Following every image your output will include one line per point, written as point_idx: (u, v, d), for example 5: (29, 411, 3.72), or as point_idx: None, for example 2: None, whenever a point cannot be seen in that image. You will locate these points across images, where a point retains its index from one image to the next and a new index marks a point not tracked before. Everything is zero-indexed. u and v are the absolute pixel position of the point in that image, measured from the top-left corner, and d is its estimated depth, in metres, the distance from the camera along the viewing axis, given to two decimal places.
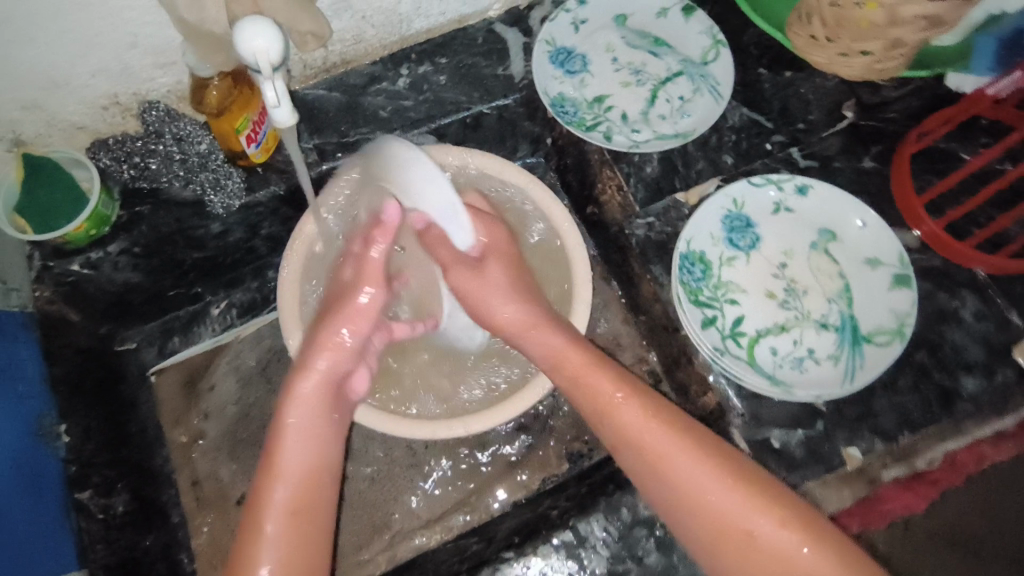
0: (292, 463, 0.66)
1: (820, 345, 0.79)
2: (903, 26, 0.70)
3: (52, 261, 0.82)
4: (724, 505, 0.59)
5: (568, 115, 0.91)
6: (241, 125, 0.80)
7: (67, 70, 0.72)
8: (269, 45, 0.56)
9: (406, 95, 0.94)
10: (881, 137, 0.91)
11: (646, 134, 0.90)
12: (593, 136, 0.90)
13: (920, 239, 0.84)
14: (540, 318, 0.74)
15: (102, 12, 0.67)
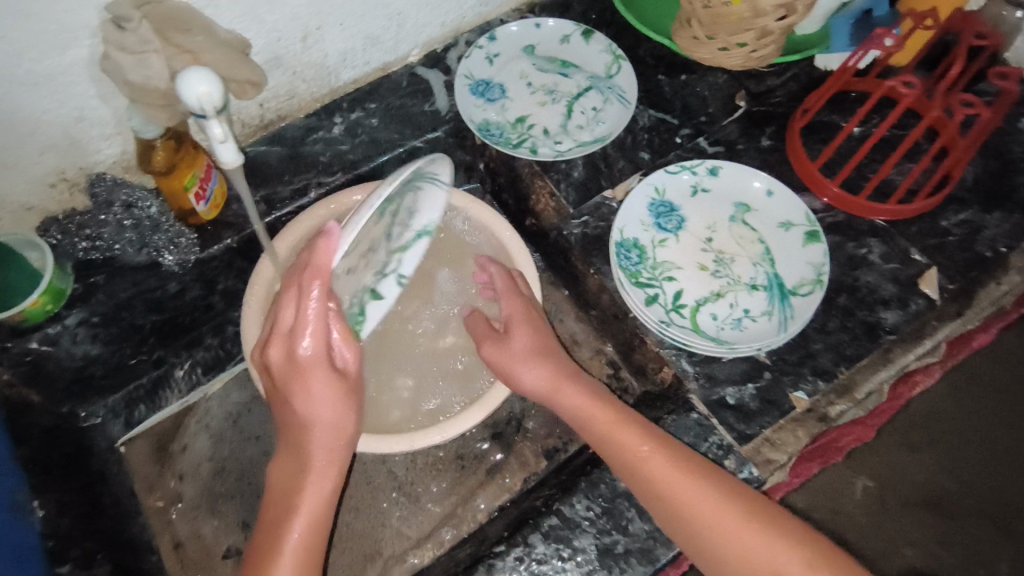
0: (309, 504, 0.67)
1: (754, 304, 0.86)
2: (767, 17, 0.82)
3: (10, 342, 0.84)
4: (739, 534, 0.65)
5: (495, 136, 1.00)
6: (190, 182, 0.85)
7: (16, 151, 0.76)
8: (211, 89, 0.62)
9: (343, 140, 1.00)
10: (771, 117, 1.02)
11: (567, 143, 1.00)
12: (520, 151, 0.98)
13: (824, 201, 0.94)
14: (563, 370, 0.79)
15: (50, 90, 0.72)
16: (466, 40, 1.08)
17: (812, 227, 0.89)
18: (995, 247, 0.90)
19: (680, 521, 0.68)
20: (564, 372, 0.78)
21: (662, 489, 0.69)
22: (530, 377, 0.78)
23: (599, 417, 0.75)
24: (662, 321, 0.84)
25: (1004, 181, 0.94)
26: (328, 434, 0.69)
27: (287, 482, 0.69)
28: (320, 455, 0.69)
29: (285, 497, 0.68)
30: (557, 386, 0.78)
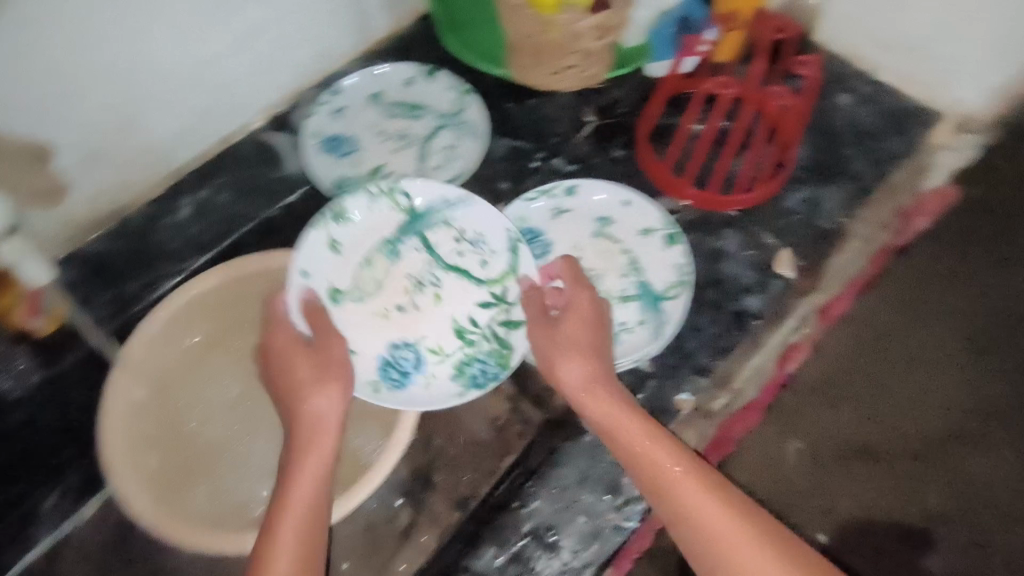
0: (292, 531, 0.66)
1: (628, 316, 0.87)
2: (587, 40, 0.85)
3: None
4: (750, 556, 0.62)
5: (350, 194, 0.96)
6: (10, 301, 0.82)
7: None
8: None
9: (192, 223, 0.96)
10: (621, 127, 1.04)
11: None
12: None
13: (678, 201, 0.97)
14: (602, 376, 0.77)
15: None
16: (308, 96, 1.05)
17: (671, 232, 0.91)
18: (835, 218, 0.96)
19: (694, 528, 0.65)
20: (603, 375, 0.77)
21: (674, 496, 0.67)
22: (574, 377, 0.77)
23: (614, 419, 0.74)
24: (500, 368, 0.86)
25: (832, 155, 1.01)
26: (317, 455, 0.72)
27: (275, 508, 0.69)
28: (311, 471, 0.71)
29: (271, 522, 0.67)
30: (594, 389, 0.76)
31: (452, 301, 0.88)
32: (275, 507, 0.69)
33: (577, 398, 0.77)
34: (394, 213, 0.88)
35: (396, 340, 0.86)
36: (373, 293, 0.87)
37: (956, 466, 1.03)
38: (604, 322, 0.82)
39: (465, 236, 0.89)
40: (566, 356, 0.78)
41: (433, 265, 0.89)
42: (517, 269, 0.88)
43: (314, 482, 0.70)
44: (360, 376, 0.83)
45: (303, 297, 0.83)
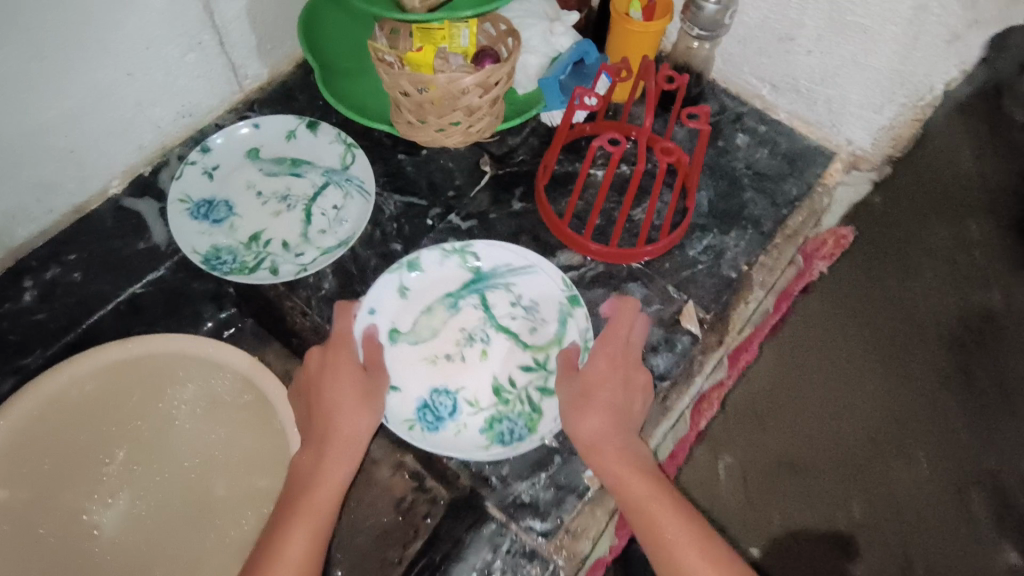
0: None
1: (538, 390, 0.79)
2: (470, 95, 0.79)
3: None
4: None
5: (226, 265, 0.87)
6: None
7: None
8: None
9: (38, 308, 0.84)
10: (519, 179, 0.99)
11: (312, 253, 0.89)
12: (259, 276, 0.86)
13: (582, 255, 0.93)
14: (618, 413, 0.72)
15: None
16: (177, 155, 0.96)
17: (565, 307, 0.83)
18: (738, 266, 0.93)
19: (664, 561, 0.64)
20: (622, 426, 0.72)
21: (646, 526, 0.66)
22: (588, 426, 0.72)
23: (620, 454, 0.70)
24: (528, 432, 0.77)
25: (733, 199, 0.99)
26: (312, 499, 0.67)
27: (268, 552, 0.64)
28: (307, 514, 0.66)
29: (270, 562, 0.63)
30: (612, 433, 0.71)
31: (498, 360, 0.81)
32: (273, 550, 0.64)
33: (584, 432, 0.72)
34: (461, 270, 0.85)
35: (438, 386, 0.79)
36: (428, 340, 0.82)
37: (886, 481, 0.95)
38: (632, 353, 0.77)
39: (521, 302, 0.84)
40: (587, 406, 0.73)
41: (485, 323, 0.83)
42: (565, 339, 0.82)
43: (309, 526, 0.65)
44: (395, 412, 0.77)
45: (365, 330, 0.80)
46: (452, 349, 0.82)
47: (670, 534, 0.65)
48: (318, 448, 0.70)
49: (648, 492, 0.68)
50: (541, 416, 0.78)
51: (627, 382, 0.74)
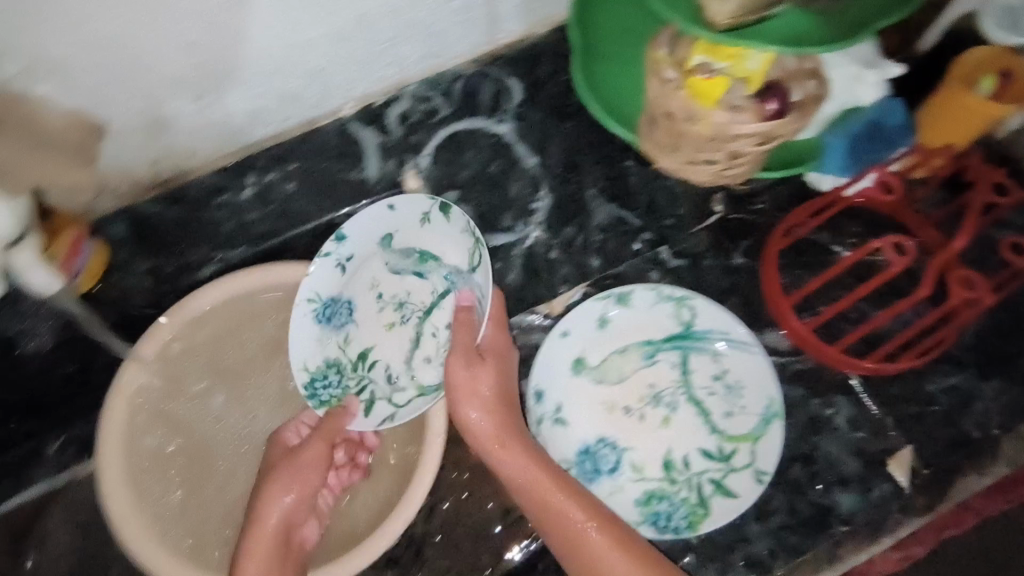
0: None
1: (706, 483, 0.72)
2: (742, 142, 0.67)
3: None
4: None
5: (329, 388, 0.80)
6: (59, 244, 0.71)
7: None
8: None
9: (251, 207, 0.88)
10: (749, 230, 0.87)
11: (409, 391, 0.79)
12: (354, 411, 0.79)
13: (791, 341, 0.81)
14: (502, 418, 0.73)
15: None
16: (411, 93, 0.91)
17: (772, 407, 0.73)
18: (986, 428, 0.76)
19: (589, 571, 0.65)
20: (514, 427, 0.72)
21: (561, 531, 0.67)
22: (484, 429, 0.72)
23: (524, 457, 0.70)
24: (687, 526, 0.70)
25: (1012, 341, 0.79)
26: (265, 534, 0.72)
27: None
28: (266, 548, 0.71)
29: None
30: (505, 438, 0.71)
31: (679, 432, 0.74)
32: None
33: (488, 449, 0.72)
34: (671, 321, 0.78)
35: (607, 435, 0.75)
36: (611, 384, 0.76)
37: None
38: (508, 366, 0.76)
39: (725, 378, 0.76)
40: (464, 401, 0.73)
41: (677, 388, 0.76)
42: (760, 440, 0.73)
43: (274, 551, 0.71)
44: (555, 447, 0.74)
45: (555, 353, 0.76)
46: (633, 403, 0.76)
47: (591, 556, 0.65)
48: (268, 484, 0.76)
49: (551, 484, 0.68)
50: (706, 515, 0.70)
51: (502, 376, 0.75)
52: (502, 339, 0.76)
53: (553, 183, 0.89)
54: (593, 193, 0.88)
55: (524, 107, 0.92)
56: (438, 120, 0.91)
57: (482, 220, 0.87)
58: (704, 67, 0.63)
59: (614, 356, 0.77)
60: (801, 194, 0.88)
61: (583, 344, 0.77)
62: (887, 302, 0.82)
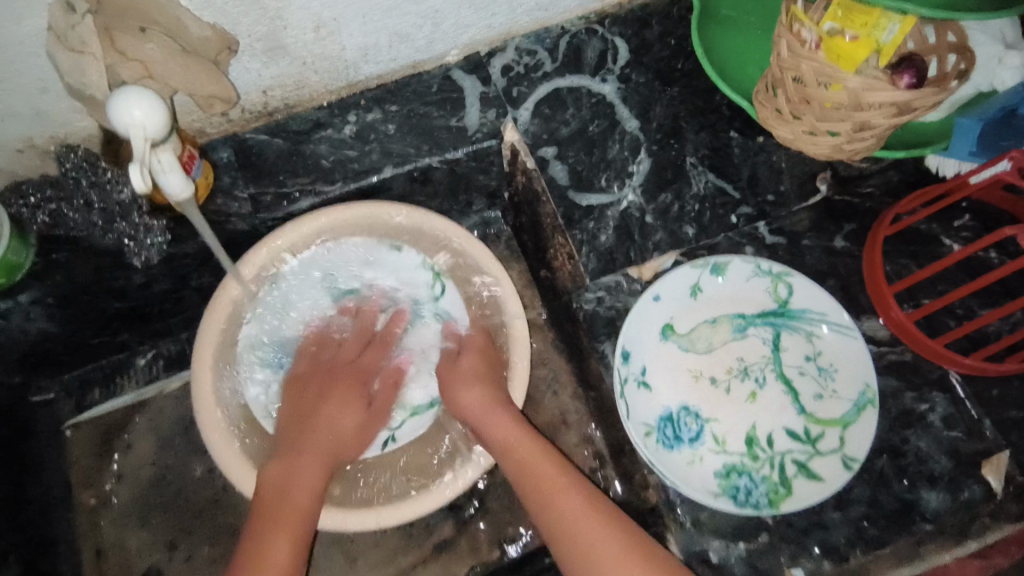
0: (307, 491, 0.71)
1: (790, 463, 0.70)
2: (874, 112, 0.65)
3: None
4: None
5: None
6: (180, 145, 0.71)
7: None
8: (147, 120, 0.54)
9: (351, 144, 0.87)
10: (853, 214, 0.84)
11: (393, 413, 0.83)
12: None
13: (888, 330, 0.78)
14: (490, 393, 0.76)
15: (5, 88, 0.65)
16: (515, 46, 0.90)
17: (867, 394, 0.71)
18: None
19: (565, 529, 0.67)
20: (497, 401, 0.75)
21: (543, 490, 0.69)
22: (469, 404, 0.76)
23: (503, 429, 0.73)
24: (767, 503, 0.69)
25: None
26: (322, 439, 0.75)
27: (280, 479, 0.71)
28: (317, 450, 0.74)
29: (281, 490, 0.70)
30: (489, 409, 0.75)
31: (765, 409, 0.73)
32: (274, 481, 0.71)
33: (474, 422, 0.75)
34: (766, 297, 0.76)
35: (690, 404, 0.73)
36: (699, 353, 0.75)
37: None
38: (494, 352, 0.80)
39: (819, 360, 0.74)
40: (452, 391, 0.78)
41: (767, 364, 0.75)
42: (851, 426, 0.71)
43: (321, 459, 0.74)
44: (638, 410, 0.72)
45: (645, 315, 0.75)
46: (718, 375, 0.74)
47: (558, 521, 0.66)
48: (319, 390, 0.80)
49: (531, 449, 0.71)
50: (788, 495, 0.69)
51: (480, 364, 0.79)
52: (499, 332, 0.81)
53: (652, 148, 0.87)
54: (692, 162, 0.86)
55: (630, 69, 0.90)
56: (542, 74, 0.90)
57: (577, 179, 0.86)
58: (839, 34, 0.63)
59: (703, 326, 0.76)
60: (912, 182, 0.84)
61: (675, 310, 0.76)
62: (997, 301, 0.78)
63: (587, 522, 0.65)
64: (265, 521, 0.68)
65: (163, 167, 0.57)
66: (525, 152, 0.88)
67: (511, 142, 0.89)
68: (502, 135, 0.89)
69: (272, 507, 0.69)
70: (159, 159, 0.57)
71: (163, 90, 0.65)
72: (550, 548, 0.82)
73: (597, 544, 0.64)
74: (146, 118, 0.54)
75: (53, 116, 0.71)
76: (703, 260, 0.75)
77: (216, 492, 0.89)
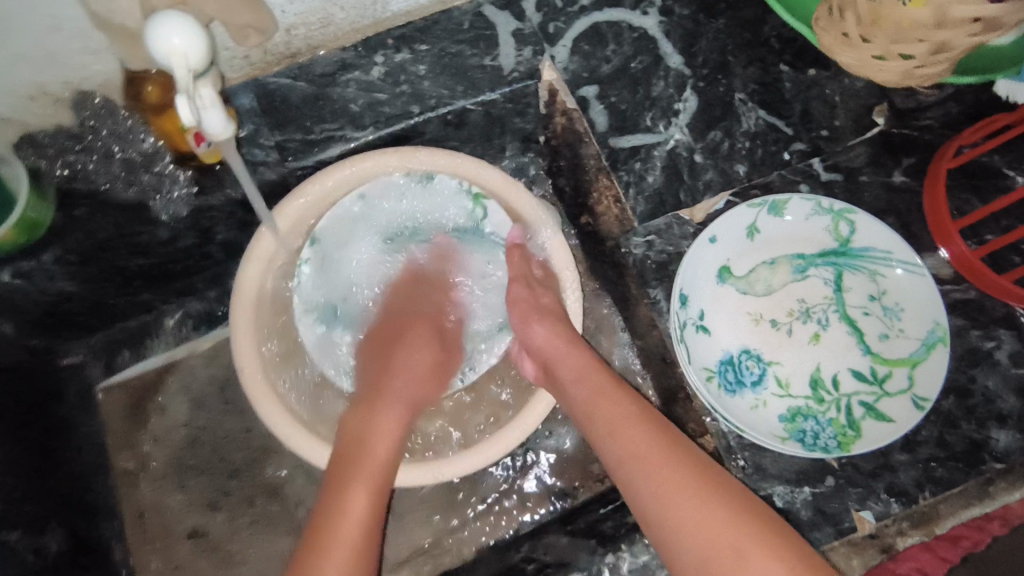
0: (386, 445, 0.68)
1: (858, 406, 0.68)
2: (958, 31, 0.61)
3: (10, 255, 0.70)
4: (702, 517, 0.55)
5: None
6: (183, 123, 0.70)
7: (6, 83, 0.64)
8: (186, 48, 0.49)
9: (381, 86, 0.82)
10: (912, 148, 0.80)
11: (469, 349, 0.82)
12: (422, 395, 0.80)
13: (951, 268, 0.75)
14: (567, 334, 0.72)
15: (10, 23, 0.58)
16: None
17: (937, 332, 0.68)
18: None
19: (627, 455, 0.61)
20: (576, 340, 0.71)
21: (616, 416, 0.64)
22: (539, 343, 0.72)
23: (579, 363, 0.69)
24: (836, 446, 0.67)
25: None
26: (397, 397, 0.72)
27: (356, 435, 0.68)
28: (376, 455, 0.66)
29: (361, 441, 0.67)
30: (562, 344, 0.71)
31: (831, 349, 0.71)
32: (353, 436, 0.68)
33: (548, 359, 0.71)
34: (826, 236, 0.73)
35: (751, 347, 0.71)
36: (759, 296, 0.72)
37: None
38: (556, 293, 0.77)
39: (884, 299, 0.71)
40: (528, 322, 0.73)
41: (830, 305, 0.72)
42: (920, 365, 0.68)
43: (380, 457, 0.66)
44: (699, 354, 0.70)
45: (701, 258, 0.72)
46: (781, 317, 0.72)
47: (630, 449, 0.61)
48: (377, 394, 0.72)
49: (616, 385, 0.67)
50: (857, 437, 0.67)
51: (552, 307, 0.75)
52: (554, 276, 0.78)
53: (698, 85, 0.82)
54: (742, 98, 0.81)
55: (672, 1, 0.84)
56: (579, 8, 0.84)
57: (620, 119, 0.81)
58: None
59: (762, 266, 0.73)
60: (972, 113, 0.80)
61: (730, 253, 0.73)
62: None
63: (662, 451, 0.60)
64: (316, 537, 0.60)
65: (204, 102, 0.52)
66: (565, 92, 0.84)
67: (549, 81, 0.85)
68: (540, 74, 0.84)
69: (343, 468, 0.65)
70: (202, 94, 0.52)
71: (197, 17, 0.59)
72: (604, 501, 0.80)
73: (667, 471, 0.58)
74: (184, 46, 0.49)
75: (66, 58, 0.64)
76: (761, 199, 0.71)
77: (256, 452, 0.87)
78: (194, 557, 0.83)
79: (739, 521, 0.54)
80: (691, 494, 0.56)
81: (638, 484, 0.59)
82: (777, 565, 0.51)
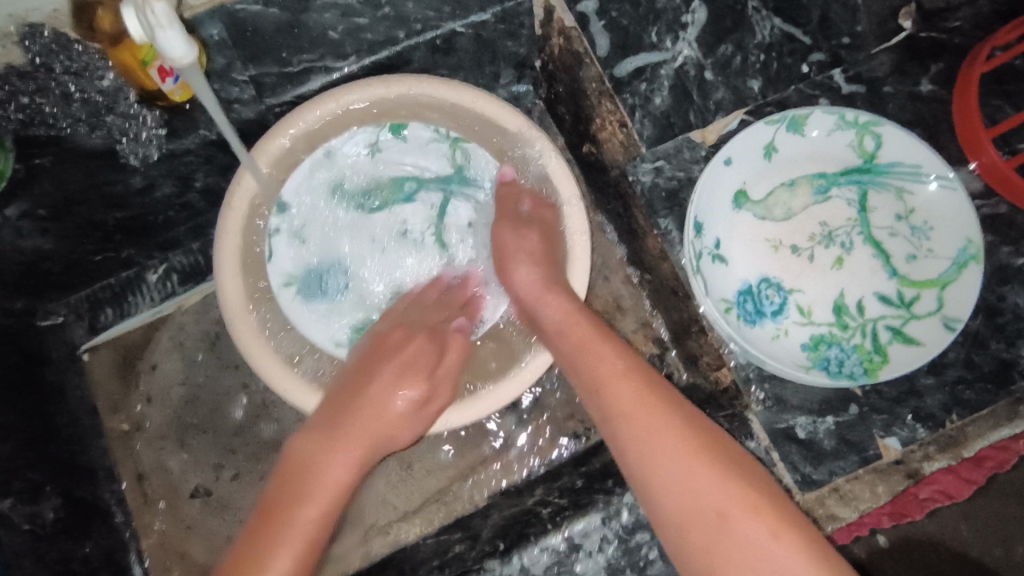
0: (328, 498, 0.59)
1: (885, 333, 0.65)
2: None
3: None
4: (688, 480, 0.52)
5: None
6: (145, 55, 0.61)
7: None
8: None
9: (361, 10, 0.71)
10: (941, 52, 0.73)
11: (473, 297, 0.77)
12: None
13: (982, 182, 0.70)
14: (550, 282, 0.68)
15: None
16: None
17: (970, 249, 0.64)
18: None
19: (610, 412, 0.58)
20: (556, 286, 0.68)
21: (599, 371, 0.60)
22: (527, 284, 0.69)
23: (562, 311, 0.66)
24: (863, 372, 0.65)
25: None
26: (355, 415, 0.64)
27: (309, 460, 0.61)
28: (310, 526, 0.56)
29: (305, 478, 0.59)
30: (546, 292, 0.68)
31: (855, 272, 0.67)
32: (309, 461, 0.60)
33: (530, 306, 0.69)
34: (850, 152, 0.68)
35: (771, 275, 0.68)
36: (777, 220, 0.69)
37: None
38: (560, 239, 0.73)
39: (911, 217, 0.67)
40: (515, 264, 0.70)
41: (854, 227, 0.68)
42: (950, 286, 0.65)
43: (311, 495, 0.58)
44: (717, 285, 0.67)
45: (716, 185, 0.68)
46: (801, 244, 0.68)
47: (614, 403, 0.58)
48: (303, 439, 0.63)
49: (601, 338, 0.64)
50: (884, 363, 0.65)
51: (545, 249, 0.71)
52: (553, 211, 0.74)
53: None
54: (756, 5, 0.73)
55: None
56: None
57: (623, 37, 0.74)
58: None
59: (778, 193, 0.69)
60: (1005, 11, 0.74)
61: (744, 179, 0.68)
62: None
63: (647, 406, 0.57)
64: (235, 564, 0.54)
65: (159, 19, 0.47)
66: (561, 8, 0.76)
67: None
68: None
69: (275, 509, 0.57)
70: (154, 9, 0.47)
71: None
72: None
73: (654, 426, 0.55)
74: None
75: None
76: (781, 114, 0.66)
77: (256, 408, 0.85)
78: (199, 515, 0.82)
79: (728, 481, 0.51)
80: (679, 456, 0.53)
81: (625, 439, 0.56)
82: (758, 526, 0.49)
